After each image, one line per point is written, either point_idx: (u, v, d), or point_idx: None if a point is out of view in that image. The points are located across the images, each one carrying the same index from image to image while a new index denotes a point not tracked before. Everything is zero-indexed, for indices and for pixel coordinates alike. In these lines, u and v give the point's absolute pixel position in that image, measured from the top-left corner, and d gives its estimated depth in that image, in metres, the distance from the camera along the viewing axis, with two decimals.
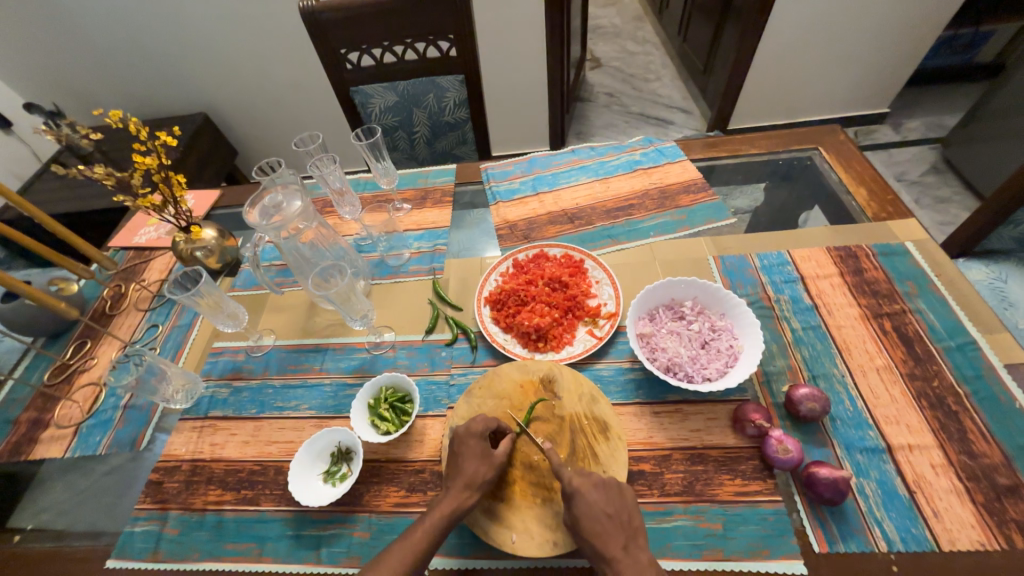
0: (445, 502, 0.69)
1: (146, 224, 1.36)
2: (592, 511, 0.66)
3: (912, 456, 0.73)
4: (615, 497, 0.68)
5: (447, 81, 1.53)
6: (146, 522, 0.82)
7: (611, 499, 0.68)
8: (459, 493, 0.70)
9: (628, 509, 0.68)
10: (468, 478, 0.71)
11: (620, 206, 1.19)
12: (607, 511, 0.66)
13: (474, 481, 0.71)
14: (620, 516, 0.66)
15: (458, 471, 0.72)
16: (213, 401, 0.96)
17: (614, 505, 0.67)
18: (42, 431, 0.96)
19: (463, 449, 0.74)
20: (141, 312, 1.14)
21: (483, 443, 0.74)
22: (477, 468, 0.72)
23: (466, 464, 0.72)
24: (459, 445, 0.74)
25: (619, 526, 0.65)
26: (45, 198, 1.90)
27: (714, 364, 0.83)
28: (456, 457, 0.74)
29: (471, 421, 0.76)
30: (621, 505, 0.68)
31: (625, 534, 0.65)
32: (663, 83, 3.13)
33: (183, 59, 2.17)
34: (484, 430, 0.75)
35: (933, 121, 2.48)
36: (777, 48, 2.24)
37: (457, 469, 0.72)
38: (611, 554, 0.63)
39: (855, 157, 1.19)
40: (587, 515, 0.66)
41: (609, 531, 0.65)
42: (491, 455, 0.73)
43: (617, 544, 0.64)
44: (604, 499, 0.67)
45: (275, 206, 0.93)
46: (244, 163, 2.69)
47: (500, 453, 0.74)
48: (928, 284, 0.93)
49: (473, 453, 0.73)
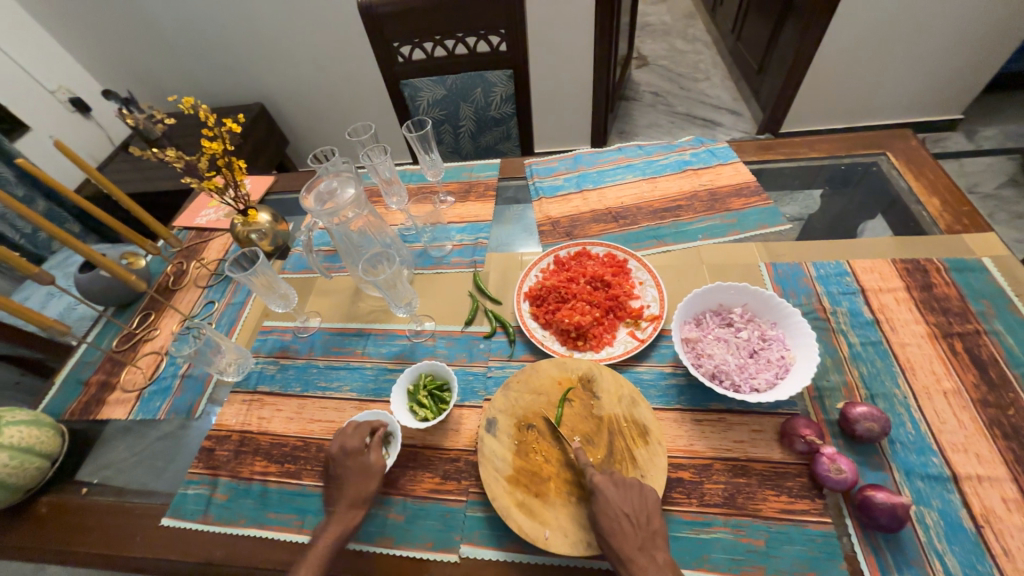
0: (335, 524, 0.72)
1: (207, 206, 1.44)
2: (609, 510, 0.66)
3: (980, 488, 0.68)
4: (636, 495, 0.67)
5: (495, 75, 1.54)
6: (197, 486, 0.87)
7: (631, 498, 0.67)
8: (345, 512, 0.73)
9: (649, 510, 0.67)
10: (353, 495, 0.74)
11: (667, 207, 1.16)
12: (625, 511, 0.66)
13: (359, 496, 0.74)
14: (638, 516, 0.65)
15: (343, 489, 0.75)
16: (261, 376, 1.01)
17: (632, 505, 0.66)
18: (109, 394, 1.04)
19: (343, 470, 0.77)
20: (199, 288, 1.21)
21: (360, 459, 0.77)
22: (360, 483, 0.76)
23: (349, 482, 0.76)
24: (339, 465, 0.77)
25: (636, 525, 0.65)
26: (116, 179, 2.04)
27: (763, 374, 0.79)
28: (336, 478, 0.77)
29: (336, 441, 0.79)
30: (640, 504, 0.67)
31: (642, 536, 0.64)
32: (712, 83, 3.03)
33: (243, 51, 2.28)
34: (357, 445, 0.78)
35: (1014, 130, 2.28)
36: (840, 48, 2.12)
37: (341, 489, 0.76)
38: (627, 554, 0.62)
39: (927, 165, 1.11)
40: (604, 513, 0.66)
41: (627, 530, 0.64)
42: (369, 467, 0.77)
43: (632, 543, 0.63)
44: (623, 498, 0.67)
45: (329, 192, 0.97)
46: (294, 152, 2.80)
47: (375, 462, 0.77)
48: (1007, 304, 0.85)
49: (353, 470, 0.76)
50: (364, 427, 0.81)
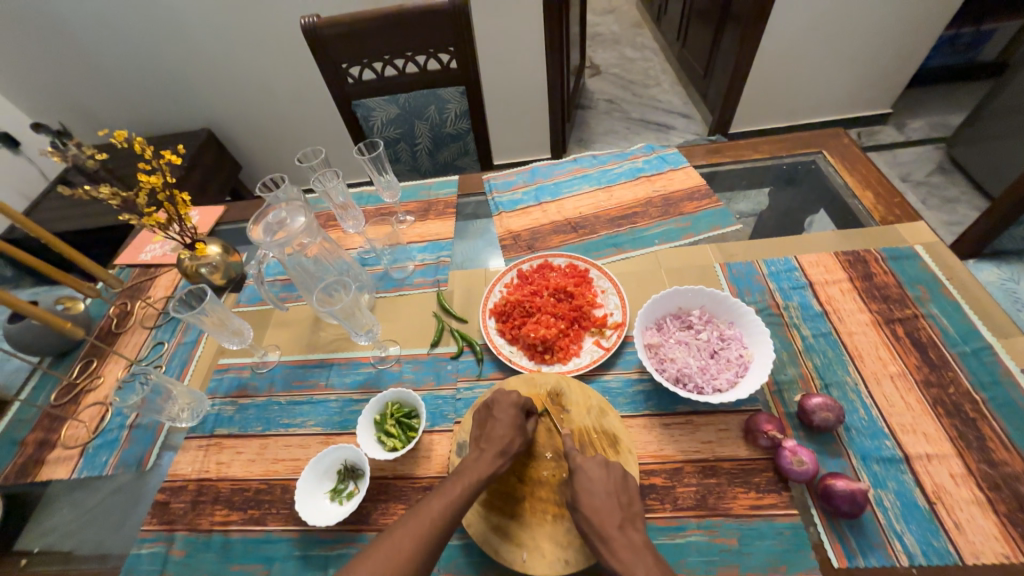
0: (474, 469, 0.71)
1: (151, 241, 1.37)
2: (591, 487, 0.68)
3: (931, 467, 0.71)
4: (616, 477, 0.69)
5: (448, 93, 1.54)
6: (152, 543, 0.81)
7: (611, 479, 0.69)
8: (492, 459, 0.72)
9: (628, 493, 0.69)
10: (501, 447, 0.73)
11: (624, 215, 1.18)
12: (605, 490, 0.68)
13: (507, 449, 0.73)
14: (618, 495, 0.68)
15: (490, 440, 0.74)
16: (219, 419, 0.96)
17: (613, 484, 0.69)
18: (48, 452, 0.96)
19: (497, 417, 0.76)
20: (147, 329, 1.15)
21: (518, 416, 0.77)
22: (508, 439, 0.74)
23: (498, 435, 0.74)
24: (496, 414, 0.77)
25: (616, 503, 0.67)
26: (53, 217, 1.91)
27: (724, 374, 0.81)
28: (489, 425, 0.76)
29: (503, 395, 0.79)
30: (620, 485, 0.69)
31: (620, 514, 0.66)
32: (662, 88, 3.14)
33: (188, 76, 2.20)
34: (520, 403, 0.78)
35: (937, 121, 2.47)
36: (776, 51, 2.24)
37: (491, 437, 0.74)
38: (606, 531, 0.64)
39: (860, 160, 1.18)
40: (586, 490, 0.67)
41: (606, 507, 0.66)
42: (523, 429, 0.76)
43: (611, 521, 0.64)
44: (604, 478, 0.69)
45: (278, 222, 0.93)
46: (248, 177, 2.71)
47: (529, 429, 0.77)
48: (940, 288, 0.91)
49: (507, 424, 0.75)
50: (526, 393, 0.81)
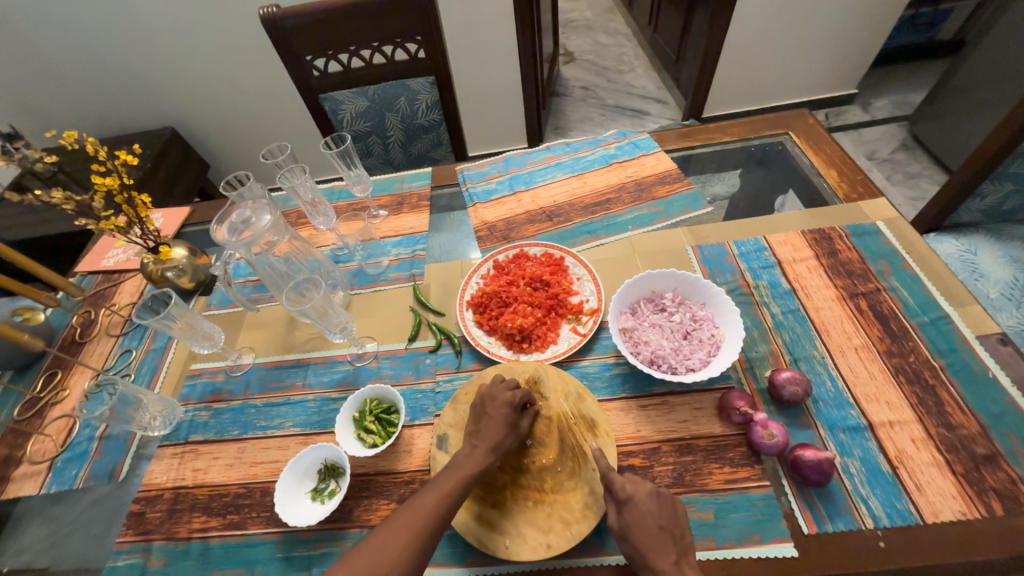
0: (464, 467, 0.71)
1: (114, 246, 1.32)
2: (643, 520, 0.65)
3: (893, 433, 0.75)
4: (668, 508, 0.67)
5: (418, 83, 1.51)
6: (129, 555, 0.79)
7: (663, 510, 0.66)
8: (481, 456, 0.72)
9: (680, 521, 0.66)
10: (490, 444, 0.73)
11: (598, 201, 1.19)
12: (658, 523, 0.65)
13: (496, 446, 0.73)
14: (670, 528, 0.65)
15: (483, 436, 0.73)
16: (193, 425, 0.93)
17: (665, 517, 0.66)
18: (13, 469, 0.93)
19: (490, 414, 0.75)
20: (113, 337, 1.11)
21: (512, 412, 0.75)
22: (497, 437, 0.73)
23: (489, 433, 0.73)
24: (488, 411, 0.76)
25: (670, 539, 0.64)
26: (8, 224, 1.83)
27: (697, 354, 0.83)
28: (482, 421, 0.75)
29: (497, 391, 0.78)
30: (671, 516, 0.66)
31: (674, 549, 0.63)
32: (636, 73, 3.14)
33: (146, 72, 2.11)
34: (514, 399, 0.77)
35: (900, 99, 2.53)
36: (746, 34, 2.26)
37: (482, 433, 0.74)
38: (660, 567, 0.61)
39: (824, 139, 1.21)
40: (637, 525, 0.65)
41: (661, 543, 0.63)
42: (517, 426, 0.75)
43: (666, 557, 0.62)
44: (657, 510, 0.66)
45: (243, 221, 0.91)
46: (217, 176, 2.63)
47: (524, 426, 0.76)
48: (900, 262, 0.94)
49: (500, 421, 0.74)
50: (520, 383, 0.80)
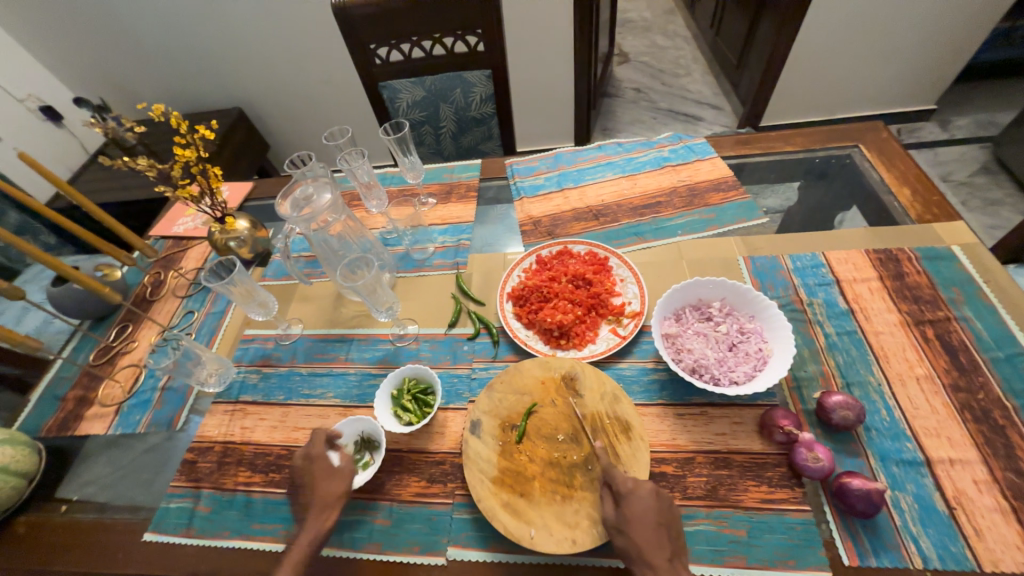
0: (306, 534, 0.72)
1: (183, 214, 1.42)
2: (642, 515, 0.65)
3: (952, 471, 0.70)
4: (666, 507, 0.67)
5: (474, 76, 1.53)
6: (180, 499, 0.85)
7: (661, 507, 0.67)
8: (318, 518, 0.73)
9: (676, 521, 0.67)
10: (324, 500, 0.74)
11: (647, 204, 1.17)
12: (656, 520, 0.65)
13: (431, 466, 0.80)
14: (666, 526, 0.66)
15: (314, 495, 0.75)
16: (244, 386, 1.00)
17: (663, 514, 0.66)
18: (87, 409, 1.02)
19: (311, 474, 0.77)
20: (178, 298, 1.19)
21: (325, 463, 0.78)
22: (329, 487, 0.76)
23: (320, 489, 0.75)
24: (306, 472, 0.77)
25: (666, 537, 0.65)
26: (93, 189, 2.00)
27: (742, 367, 0.80)
28: (306, 484, 0.76)
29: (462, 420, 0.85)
30: (668, 514, 0.67)
31: (670, 547, 0.64)
32: (693, 77, 3.05)
33: (221, 55, 2.24)
34: (323, 449, 0.79)
35: (985, 119, 2.34)
36: (817, 41, 2.15)
37: (310, 497, 0.75)
38: (655, 562, 0.62)
39: (898, 155, 1.13)
40: (636, 519, 0.65)
41: (656, 539, 0.64)
42: (337, 471, 0.77)
43: (662, 553, 0.63)
44: (656, 507, 0.66)
45: (306, 198, 0.95)
46: (275, 156, 2.77)
47: (342, 465, 0.78)
48: (976, 291, 0.88)
49: (320, 476, 0.77)
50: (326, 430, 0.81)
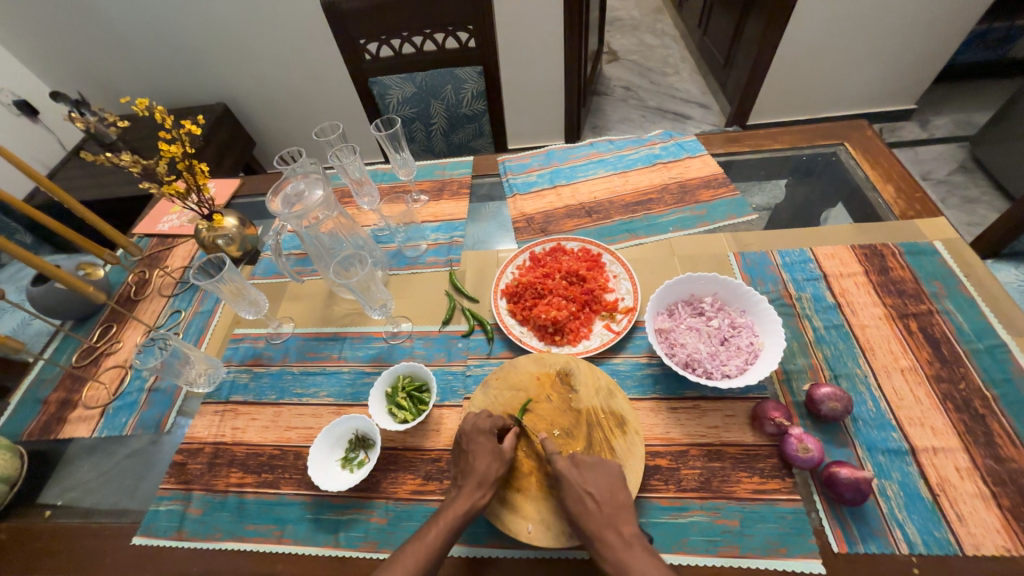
0: (461, 500, 0.69)
1: (169, 212, 1.39)
2: (575, 490, 0.68)
3: (936, 459, 0.72)
4: (601, 476, 0.70)
5: (465, 72, 1.53)
6: (170, 502, 0.84)
7: (593, 477, 0.70)
8: (472, 491, 0.70)
9: (614, 487, 0.69)
10: (482, 476, 0.71)
11: (639, 200, 1.18)
12: (588, 491, 0.68)
13: (486, 479, 0.70)
14: (603, 494, 0.68)
15: (473, 469, 0.71)
16: (234, 386, 0.98)
17: (596, 484, 0.69)
18: (70, 411, 0.99)
19: (474, 446, 0.74)
20: (165, 297, 1.17)
21: (493, 440, 0.74)
22: (491, 467, 0.71)
23: (479, 464, 0.72)
24: (470, 443, 0.74)
25: (601, 502, 0.67)
26: (73, 186, 1.94)
27: (734, 360, 0.82)
28: (467, 455, 0.73)
29: (473, 421, 0.76)
30: (601, 481, 0.69)
31: (608, 512, 0.66)
32: (681, 76, 3.08)
33: (204, 49, 2.19)
34: (493, 427, 0.75)
35: (962, 119, 2.40)
36: (802, 42, 2.18)
37: (469, 468, 0.72)
38: (593, 531, 0.64)
39: (882, 153, 1.16)
40: (569, 494, 0.68)
41: (591, 508, 0.66)
42: (502, 452, 0.73)
43: (597, 520, 0.65)
44: (586, 479, 0.69)
45: (297, 195, 0.95)
46: (262, 153, 2.72)
47: (509, 448, 0.74)
48: (956, 285, 0.90)
49: (485, 452, 0.73)
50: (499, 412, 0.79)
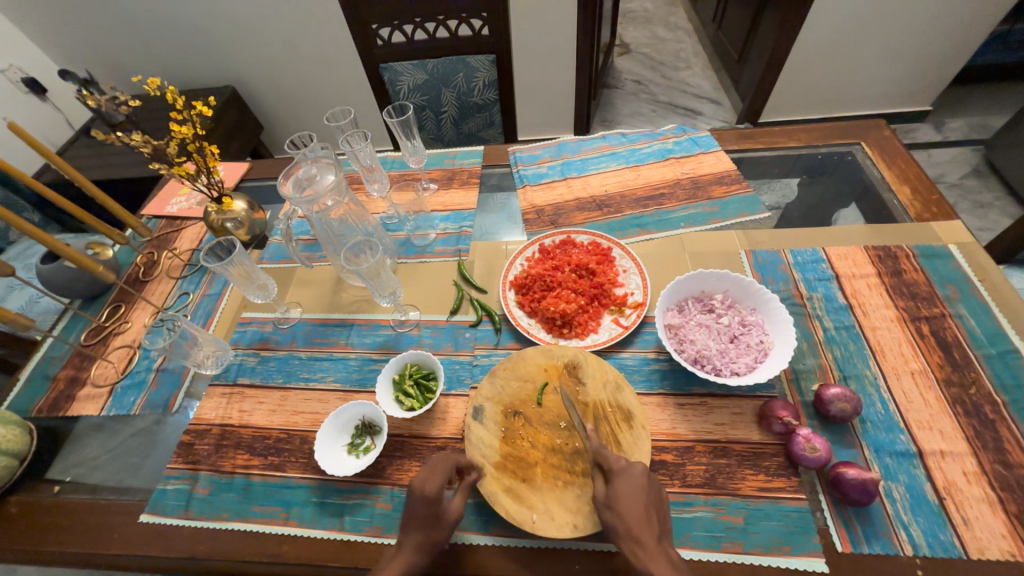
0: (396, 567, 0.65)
1: (178, 193, 1.39)
2: (633, 493, 0.65)
3: (943, 463, 0.72)
4: (653, 488, 0.67)
5: (478, 60, 1.51)
6: (177, 481, 0.84)
7: (650, 488, 0.66)
8: (406, 559, 0.66)
9: (661, 503, 0.66)
10: (420, 542, 0.67)
11: (650, 195, 1.17)
12: (645, 499, 0.64)
13: (425, 546, 0.67)
14: (655, 506, 0.65)
15: (406, 532, 0.69)
16: (241, 369, 0.98)
17: (651, 495, 0.66)
18: (78, 389, 1.00)
19: (412, 510, 0.69)
20: (173, 280, 1.17)
21: (435, 506, 0.68)
22: (429, 532, 0.68)
23: (412, 531, 0.68)
24: (410, 505, 0.69)
25: (654, 515, 0.64)
26: (79, 165, 1.94)
27: (743, 359, 0.82)
28: (407, 515, 0.69)
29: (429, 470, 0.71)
30: (656, 496, 0.66)
31: (658, 525, 0.63)
32: (693, 71, 3.04)
33: (212, 30, 2.17)
34: (438, 493, 0.69)
35: (978, 122, 2.37)
36: (819, 40, 2.15)
37: (405, 527, 0.69)
38: (644, 539, 0.61)
39: (898, 154, 1.15)
40: (626, 494, 0.64)
41: (643, 515, 0.63)
42: (443, 518, 0.68)
43: (649, 531, 0.62)
44: (645, 486, 0.66)
45: (309, 179, 0.96)
46: (268, 137, 2.70)
47: (452, 512, 0.69)
48: (971, 289, 0.90)
49: (421, 518, 0.68)
50: (449, 471, 0.71)
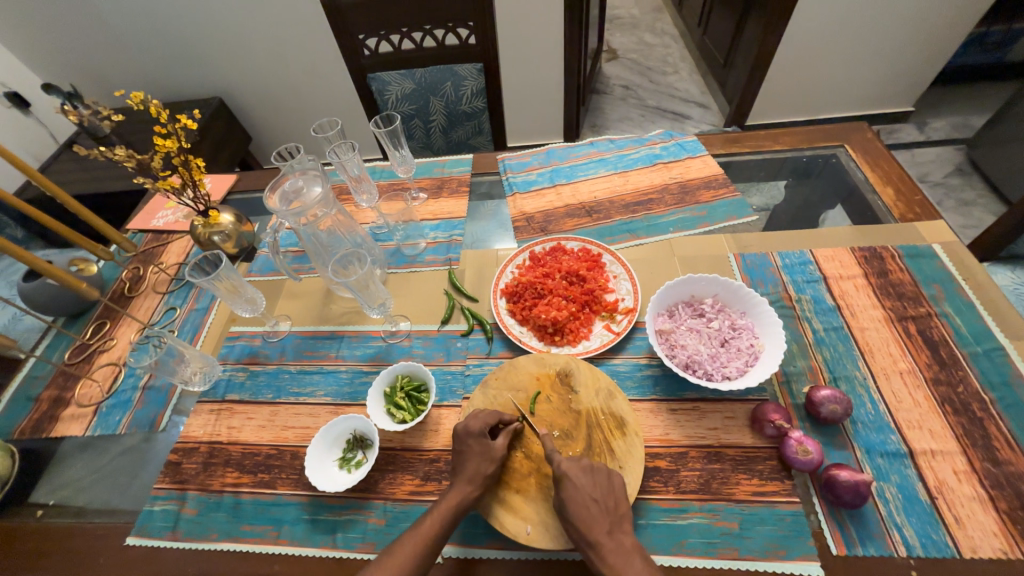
0: (450, 495, 0.70)
1: (164, 207, 1.37)
2: (579, 496, 0.67)
3: (934, 462, 0.72)
4: (604, 482, 0.69)
5: (465, 69, 1.52)
6: (164, 501, 0.83)
7: (598, 483, 0.69)
8: (463, 487, 0.70)
9: (616, 496, 0.68)
10: (471, 472, 0.71)
11: (639, 200, 1.17)
12: (592, 496, 0.67)
13: (477, 476, 0.71)
14: (605, 501, 0.67)
15: (462, 467, 0.73)
16: (230, 385, 0.97)
17: (599, 490, 0.68)
18: (62, 409, 0.98)
19: (465, 447, 0.74)
20: (159, 295, 1.16)
21: (484, 440, 0.74)
22: (481, 464, 0.72)
23: (468, 463, 0.72)
24: (460, 443, 0.74)
25: (603, 511, 0.66)
26: (64, 180, 1.91)
27: (734, 362, 0.82)
28: (459, 454, 0.74)
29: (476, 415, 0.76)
30: (605, 489, 0.69)
31: (609, 519, 0.66)
32: (680, 75, 3.07)
33: (199, 42, 2.16)
34: (484, 427, 0.75)
35: (959, 121, 2.41)
36: (802, 44, 2.18)
37: (459, 466, 0.73)
38: (595, 538, 0.63)
39: (882, 155, 1.16)
40: (574, 499, 0.66)
41: (593, 514, 0.65)
42: (492, 451, 0.73)
43: (600, 528, 0.64)
44: (591, 484, 0.69)
45: (295, 191, 0.95)
46: (257, 148, 2.69)
47: (500, 446, 0.74)
48: (956, 288, 0.91)
49: (475, 452, 0.73)
50: (496, 413, 0.77)
